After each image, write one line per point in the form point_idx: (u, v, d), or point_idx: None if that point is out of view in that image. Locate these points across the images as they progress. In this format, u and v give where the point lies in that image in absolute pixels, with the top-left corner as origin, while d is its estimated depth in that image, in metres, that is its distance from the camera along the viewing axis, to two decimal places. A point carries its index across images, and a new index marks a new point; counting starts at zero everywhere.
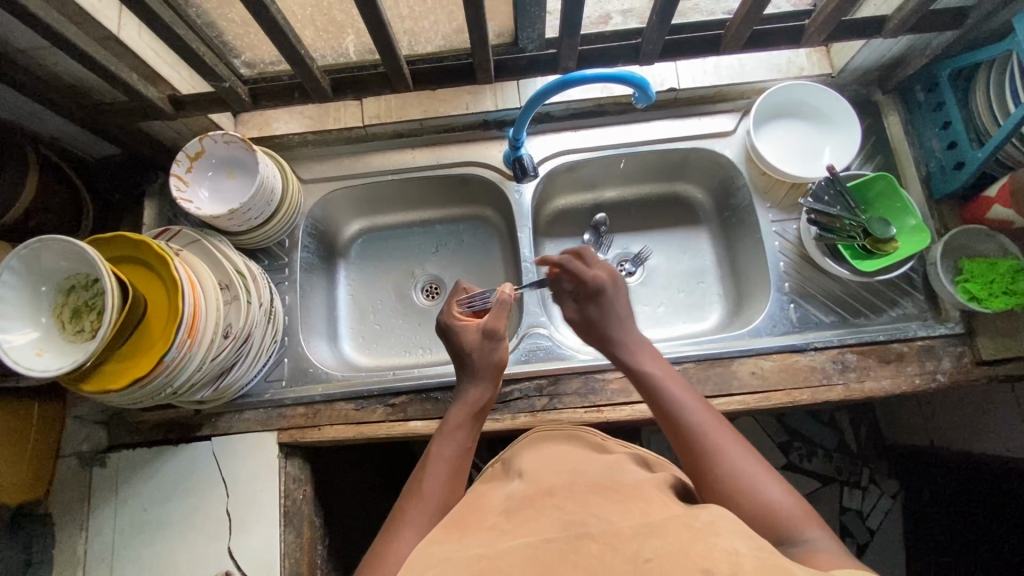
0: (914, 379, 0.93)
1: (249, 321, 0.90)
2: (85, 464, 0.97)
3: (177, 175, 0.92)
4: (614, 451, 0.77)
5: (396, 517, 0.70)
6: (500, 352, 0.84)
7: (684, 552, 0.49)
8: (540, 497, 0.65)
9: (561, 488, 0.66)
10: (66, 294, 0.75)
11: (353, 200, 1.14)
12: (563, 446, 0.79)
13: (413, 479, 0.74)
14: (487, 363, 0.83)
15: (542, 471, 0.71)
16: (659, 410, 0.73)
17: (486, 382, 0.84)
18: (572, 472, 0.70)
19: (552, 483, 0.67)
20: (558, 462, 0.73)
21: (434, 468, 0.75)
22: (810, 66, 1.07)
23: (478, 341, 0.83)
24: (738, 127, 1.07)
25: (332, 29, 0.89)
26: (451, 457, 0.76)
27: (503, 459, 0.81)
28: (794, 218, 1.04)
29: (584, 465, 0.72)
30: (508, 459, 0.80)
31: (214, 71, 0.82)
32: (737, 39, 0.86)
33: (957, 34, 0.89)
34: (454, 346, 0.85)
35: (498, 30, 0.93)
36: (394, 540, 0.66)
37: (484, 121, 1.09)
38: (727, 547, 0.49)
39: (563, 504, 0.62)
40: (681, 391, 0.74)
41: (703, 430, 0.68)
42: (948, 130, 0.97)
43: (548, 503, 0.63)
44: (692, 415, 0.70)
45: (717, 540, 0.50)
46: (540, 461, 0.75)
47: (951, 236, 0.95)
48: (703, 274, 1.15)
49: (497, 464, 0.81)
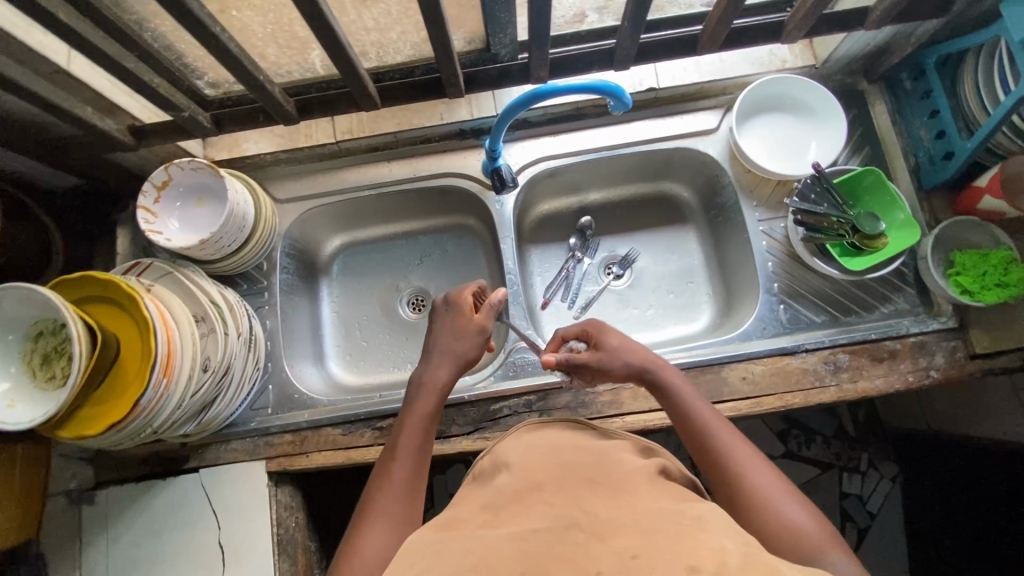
0: (908, 377, 0.92)
1: (228, 353, 0.89)
2: (74, 503, 0.96)
3: (144, 207, 0.89)
4: (604, 437, 0.75)
5: (365, 509, 0.69)
6: (479, 350, 0.85)
7: (672, 546, 0.49)
8: (528, 491, 0.62)
9: (550, 481, 0.63)
10: (35, 340, 0.73)
11: (331, 217, 1.11)
12: (560, 435, 0.75)
13: (379, 472, 0.73)
14: (461, 354, 0.83)
15: (525, 462, 0.69)
16: (684, 429, 0.73)
17: (455, 367, 0.82)
18: (559, 461, 0.67)
19: (539, 475, 0.65)
20: (544, 450, 0.71)
21: (403, 455, 0.73)
22: (793, 58, 1.04)
23: (461, 326, 0.85)
24: (721, 124, 1.04)
25: (296, 45, 0.85)
26: (419, 448, 0.74)
27: (490, 451, 0.77)
28: (781, 216, 1.01)
29: (571, 454, 0.69)
30: (496, 452, 0.76)
31: (172, 102, 0.80)
32: (714, 40, 0.83)
33: (942, 21, 0.85)
34: (436, 336, 0.85)
35: (467, 36, 0.89)
36: (365, 532, 0.66)
37: (461, 130, 1.06)
38: (713, 544, 0.49)
39: (551, 497, 0.60)
40: (706, 411, 0.73)
41: (728, 447, 0.68)
42: (936, 119, 0.94)
43: (535, 497, 0.61)
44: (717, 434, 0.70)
45: (701, 536, 0.50)
46: (522, 452, 0.72)
47: (942, 229, 0.93)
48: (691, 273, 1.13)
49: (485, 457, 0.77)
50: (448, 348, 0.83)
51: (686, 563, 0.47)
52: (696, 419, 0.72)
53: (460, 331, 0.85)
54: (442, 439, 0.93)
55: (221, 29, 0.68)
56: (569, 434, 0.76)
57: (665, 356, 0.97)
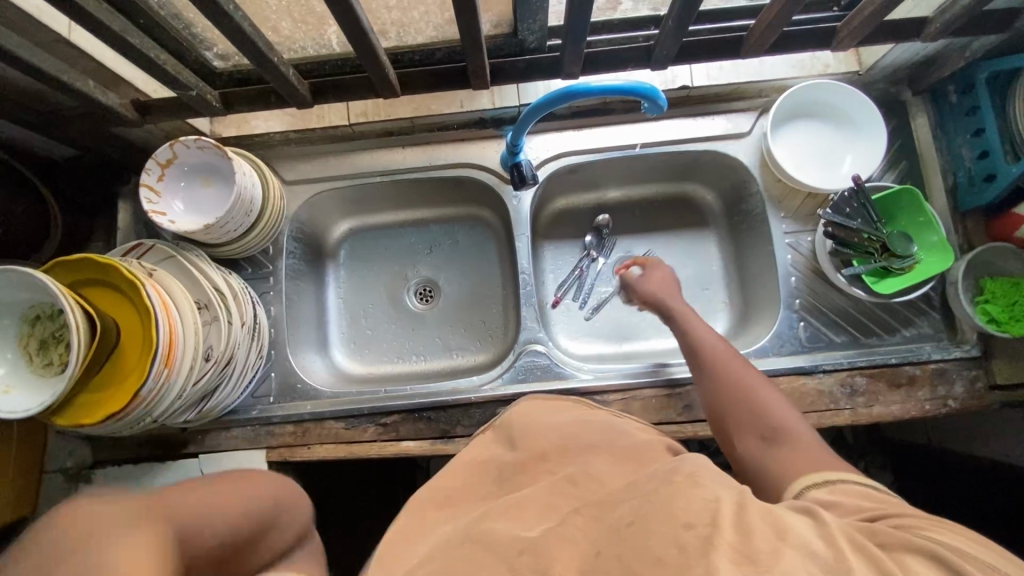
0: (925, 405, 0.90)
1: (231, 342, 0.86)
2: (70, 481, 0.94)
3: (148, 185, 0.85)
4: (620, 420, 0.75)
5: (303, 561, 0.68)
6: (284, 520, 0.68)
7: (668, 503, 0.46)
8: (532, 462, 0.67)
9: (552, 452, 0.67)
10: (32, 324, 0.70)
11: (340, 201, 1.07)
12: (573, 413, 0.75)
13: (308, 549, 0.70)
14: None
15: (525, 432, 0.73)
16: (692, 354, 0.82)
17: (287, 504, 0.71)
18: (565, 435, 0.70)
19: (545, 445, 0.69)
20: (550, 419, 0.74)
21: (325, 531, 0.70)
22: (836, 62, 0.99)
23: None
24: (754, 127, 1.00)
25: (312, 20, 0.79)
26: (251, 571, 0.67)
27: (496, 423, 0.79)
28: (809, 230, 0.98)
29: (583, 435, 0.69)
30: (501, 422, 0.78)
31: (179, 79, 0.75)
32: (761, 44, 0.78)
33: (1002, 37, 0.80)
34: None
35: (494, 20, 0.82)
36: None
37: (480, 119, 1.02)
38: (709, 496, 0.46)
39: (555, 468, 0.65)
40: (714, 341, 0.82)
41: (729, 369, 0.78)
42: (979, 138, 0.89)
43: (541, 468, 0.66)
44: (723, 356, 0.79)
45: (696, 490, 0.47)
46: (532, 425, 0.73)
47: (977, 253, 0.89)
48: (709, 280, 1.10)
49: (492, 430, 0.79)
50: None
51: (681, 521, 0.44)
52: (705, 347, 0.81)
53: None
54: (446, 438, 0.92)
55: (235, 7, 0.64)
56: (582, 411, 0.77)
57: (678, 368, 0.94)
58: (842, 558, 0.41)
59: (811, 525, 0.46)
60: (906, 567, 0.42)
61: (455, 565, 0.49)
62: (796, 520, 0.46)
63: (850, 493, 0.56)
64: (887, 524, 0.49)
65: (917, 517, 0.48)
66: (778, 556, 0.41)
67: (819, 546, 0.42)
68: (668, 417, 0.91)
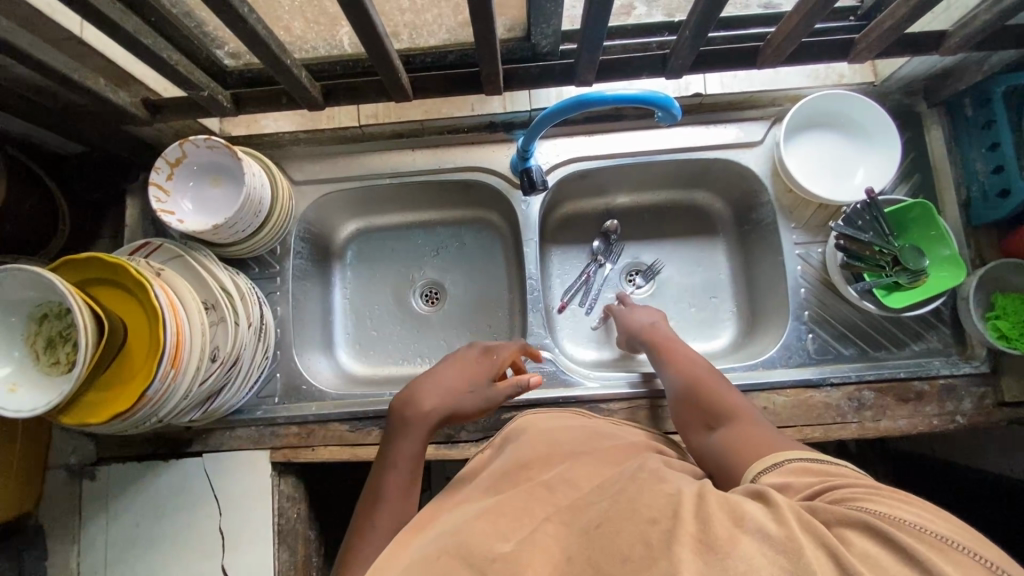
0: (932, 420, 0.89)
1: (238, 343, 0.86)
2: (74, 477, 0.94)
3: (157, 184, 0.85)
4: (605, 424, 0.79)
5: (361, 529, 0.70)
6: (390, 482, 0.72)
7: (631, 501, 0.48)
8: (517, 470, 0.67)
9: (535, 461, 0.68)
10: (39, 322, 0.70)
11: (348, 201, 1.06)
12: (575, 427, 0.75)
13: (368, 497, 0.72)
14: (459, 399, 0.79)
15: (519, 443, 0.73)
16: (656, 356, 0.87)
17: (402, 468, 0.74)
18: (552, 441, 0.72)
19: (529, 455, 0.69)
20: (544, 429, 0.75)
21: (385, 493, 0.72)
22: (850, 73, 0.98)
23: (466, 364, 0.83)
24: (767, 136, 0.99)
25: (324, 21, 0.79)
26: (406, 483, 0.73)
27: (498, 436, 0.79)
28: (820, 242, 0.97)
29: (579, 443, 0.71)
30: (503, 434, 0.78)
31: (191, 80, 0.75)
32: (777, 54, 0.77)
33: (1021, 51, 0.79)
34: (437, 367, 0.82)
35: (509, 23, 0.81)
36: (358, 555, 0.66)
37: (491, 123, 1.01)
38: (672, 490, 0.49)
39: (536, 474, 0.65)
40: (677, 345, 0.87)
41: (685, 365, 0.82)
42: (995, 152, 0.88)
43: (524, 476, 0.66)
44: (682, 355, 0.84)
45: (662, 484, 0.50)
46: (527, 439, 0.74)
47: (988, 268, 0.88)
48: (717, 288, 1.09)
49: (491, 443, 0.79)
50: (448, 387, 0.79)
51: (646, 516, 0.46)
52: (666, 349, 0.86)
53: (466, 375, 0.81)
54: (449, 443, 0.92)
55: (249, 10, 0.63)
56: (570, 416, 0.81)
57: None
58: (792, 537, 0.41)
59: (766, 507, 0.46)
60: (846, 540, 0.42)
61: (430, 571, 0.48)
62: (751, 503, 0.46)
63: (795, 471, 0.55)
64: (827, 499, 0.48)
65: (857, 487, 0.48)
66: (735, 541, 0.42)
67: (771, 526, 0.43)
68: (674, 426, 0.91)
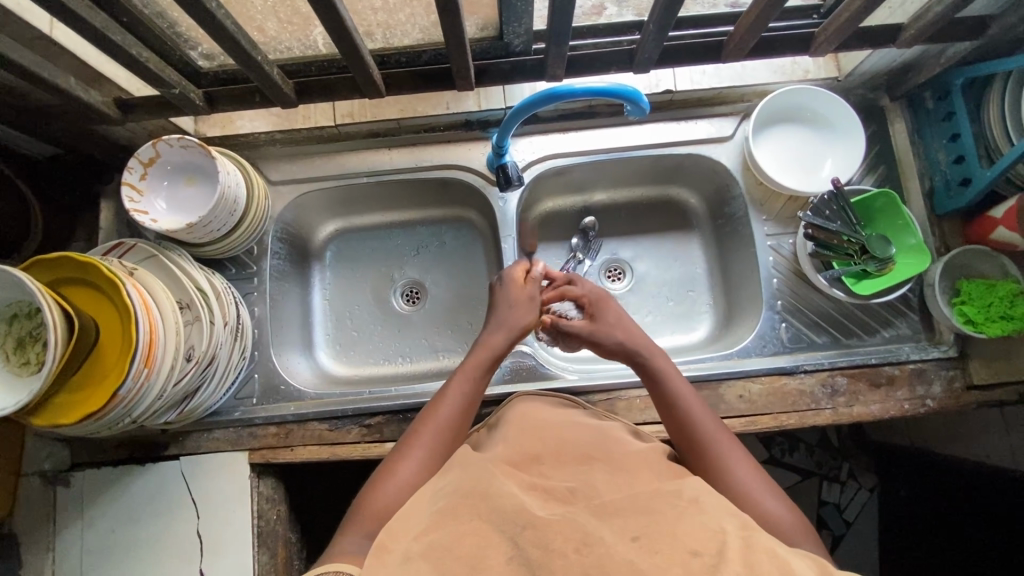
0: (904, 405, 0.91)
1: (213, 342, 0.85)
2: (48, 484, 0.92)
3: (130, 183, 0.85)
4: (578, 412, 0.80)
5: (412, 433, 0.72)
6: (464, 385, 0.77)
7: (671, 528, 0.50)
8: (527, 463, 0.66)
9: (548, 456, 0.66)
10: (9, 323, 0.70)
11: (327, 202, 1.07)
12: (578, 420, 0.75)
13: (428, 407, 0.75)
14: (519, 322, 0.84)
15: (520, 433, 0.72)
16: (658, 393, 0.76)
17: (474, 377, 0.78)
18: (558, 437, 0.70)
19: (536, 450, 0.68)
20: (543, 418, 0.75)
21: (451, 400, 0.75)
22: (815, 69, 1.01)
23: (517, 296, 0.87)
24: (737, 132, 1.01)
25: (298, 21, 0.79)
26: (469, 394, 0.76)
27: (490, 424, 0.80)
28: (790, 233, 0.99)
29: (564, 429, 0.72)
30: (495, 423, 0.79)
31: (163, 78, 0.75)
32: (740, 49, 0.80)
33: (975, 44, 0.82)
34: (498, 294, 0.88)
35: (480, 23, 0.83)
36: (399, 466, 0.68)
37: (466, 121, 1.02)
38: (714, 525, 0.51)
39: (549, 472, 0.64)
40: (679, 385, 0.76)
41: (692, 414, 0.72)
42: (955, 143, 0.91)
43: (535, 469, 0.65)
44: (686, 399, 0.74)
45: (701, 517, 0.52)
46: (519, 425, 0.73)
47: (953, 255, 0.91)
48: (694, 281, 1.11)
49: (484, 428, 0.80)
50: (508, 316, 0.85)
51: (688, 547, 0.48)
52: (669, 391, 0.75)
53: (521, 297, 0.87)
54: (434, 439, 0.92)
55: (218, 6, 0.64)
56: (565, 407, 0.81)
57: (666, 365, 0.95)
58: None
59: (815, 570, 0.48)
60: None
61: (459, 540, 0.52)
62: (800, 564, 0.48)
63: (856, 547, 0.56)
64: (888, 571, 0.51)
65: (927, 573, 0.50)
66: None
67: None
68: (652, 417, 0.92)
